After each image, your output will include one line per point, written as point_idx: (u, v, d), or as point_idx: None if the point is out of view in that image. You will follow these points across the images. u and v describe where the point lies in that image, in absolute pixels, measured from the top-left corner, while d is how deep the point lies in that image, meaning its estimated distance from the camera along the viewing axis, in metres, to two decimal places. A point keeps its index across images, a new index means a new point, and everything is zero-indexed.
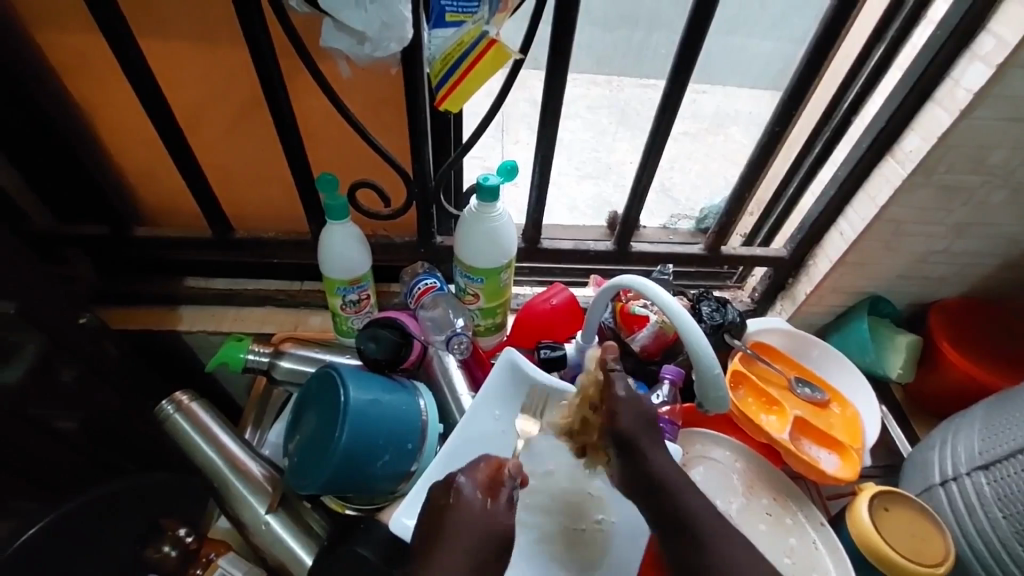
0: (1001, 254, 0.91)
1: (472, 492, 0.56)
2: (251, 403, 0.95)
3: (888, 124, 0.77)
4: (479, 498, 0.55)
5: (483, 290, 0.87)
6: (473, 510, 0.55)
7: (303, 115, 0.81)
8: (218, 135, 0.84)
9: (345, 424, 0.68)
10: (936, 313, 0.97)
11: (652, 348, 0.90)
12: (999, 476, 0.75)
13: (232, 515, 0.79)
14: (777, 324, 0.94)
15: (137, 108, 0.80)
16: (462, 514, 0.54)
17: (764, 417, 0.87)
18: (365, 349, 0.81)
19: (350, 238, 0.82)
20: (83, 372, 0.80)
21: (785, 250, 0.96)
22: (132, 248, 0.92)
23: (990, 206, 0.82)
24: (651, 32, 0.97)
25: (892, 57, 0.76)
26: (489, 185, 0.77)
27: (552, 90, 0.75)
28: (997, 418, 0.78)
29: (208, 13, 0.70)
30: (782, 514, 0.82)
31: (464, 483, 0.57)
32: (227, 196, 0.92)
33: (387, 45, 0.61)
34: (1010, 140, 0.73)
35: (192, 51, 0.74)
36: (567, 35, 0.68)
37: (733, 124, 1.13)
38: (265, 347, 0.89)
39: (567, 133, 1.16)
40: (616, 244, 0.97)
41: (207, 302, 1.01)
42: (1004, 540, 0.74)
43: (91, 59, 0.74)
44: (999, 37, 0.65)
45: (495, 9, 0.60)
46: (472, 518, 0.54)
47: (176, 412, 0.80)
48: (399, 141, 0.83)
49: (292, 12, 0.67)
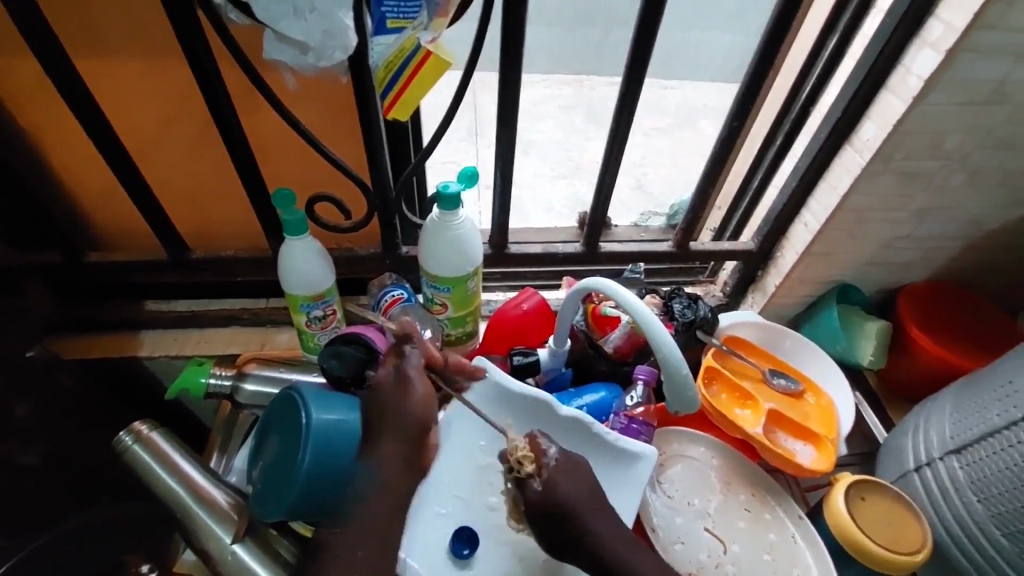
0: (963, 237, 0.92)
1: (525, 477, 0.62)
2: (217, 427, 0.91)
3: (844, 114, 0.77)
4: (391, 371, 0.67)
5: (450, 299, 0.85)
6: (396, 389, 0.66)
7: (255, 130, 0.79)
8: (168, 153, 0.81)
9: (307, 448, 0.66)
10: (904, 298, 0.97)
11: (625, 349, 0.89)
12: (971, 459, 0.76)
13: (197, 547, 0.76)
14: (749, 317, 0.94)
15: (79, 130, 0.77)
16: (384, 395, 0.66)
17: (738, 411, 0.87)
18: (327, 367, 0.78)
19: (310, 253, 0.80)
20: (37, 407, 0.76)
21: (752, 243, 0.96)
22: (87, 275, 0.89)
23: (949, 190, 0.83)
24: (610, 30, 0.96)
25: (844, 48, 0.76)
26: (449, 193, 0.75)
27: (507, 92, 0.73)
28: (965, 401, 0.79)
29: (146, 28, 0.67)
30: (761, 510, 0.82)
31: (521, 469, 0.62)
32: (182, 216, 0.90)
33: (332, 54, 0.59)
34: (963, 125, 0.74)
35: (133, 69, 0.71)
36: (517, 37, 0.67)
37: (703, 117, 1.16)
38: (227, 370, 0.86)
39: (538, 134, 1.16)
40: (584, 247, 0.95)
41: (168, 326, 0.98)
42: (980, 523, 0.75)
43: (23, 79, 0.71)
44: (946, 23, 0.65)
45: (434, 14, 0.59)
46: (394, 391, 0.66)
47: (135, 443, 0.78)
48: (354, 152, 0.81)
49: (232, 25, 0.65)
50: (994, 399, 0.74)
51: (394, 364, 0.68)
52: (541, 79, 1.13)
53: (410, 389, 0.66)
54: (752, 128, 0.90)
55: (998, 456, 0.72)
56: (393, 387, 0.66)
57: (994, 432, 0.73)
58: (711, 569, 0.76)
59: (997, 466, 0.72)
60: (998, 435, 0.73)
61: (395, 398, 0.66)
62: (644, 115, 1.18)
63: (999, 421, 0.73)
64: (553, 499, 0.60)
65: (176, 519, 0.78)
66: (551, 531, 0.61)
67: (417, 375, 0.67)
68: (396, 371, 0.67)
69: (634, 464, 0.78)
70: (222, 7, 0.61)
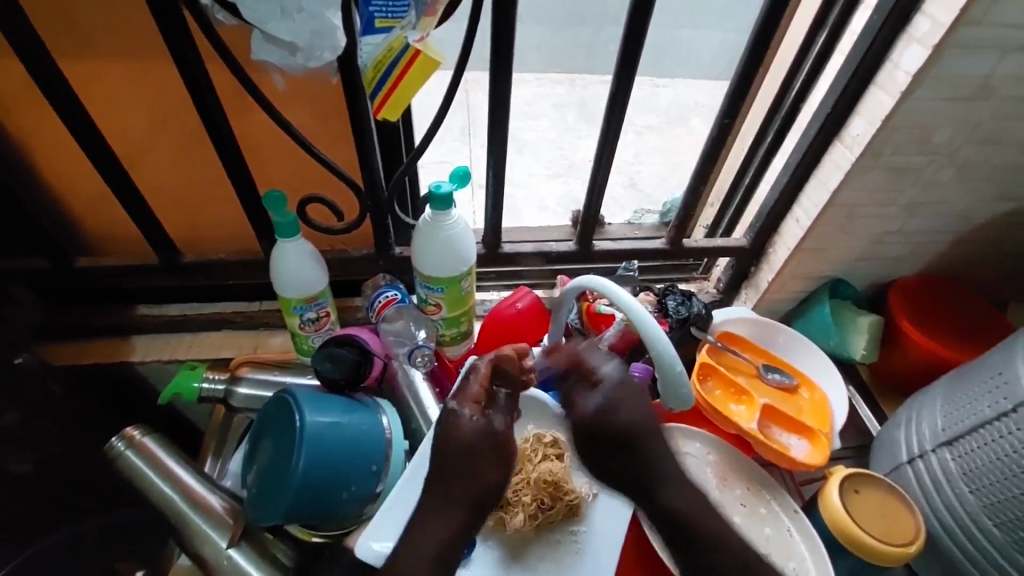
0: (952, 231, 0.93)
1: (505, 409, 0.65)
2: (212, 430, 0.91)
3: (834, 110, 0.77)
4: (478, 422, 0.63)
5: (445, 299, 0.84)
6: (472, 429, 0.63)
7: (245, 132, 0.78)
8: (157, 156, 0.80)
9: (302, 451, 0.66)
10: (895, 292, 0.98)
11: (620, 347, 0.87)
12: (963, 451, 0.76)
13: (192, 552, 0.75)
14: (742, 313, 0.95)
15: (65, 134, 0.76)
16: (461, 435, 0.63)
17: (732, 407, 0.87)
18: (320, 370, 0.78)
19: (304, 255, 0.79)
20: (27, 415, 0.76)
21: (745, 240, 0.96)
22: (77, 280, 0.88)
23: (939, 185, 0.83)
24: (601, 28, 0.97)
25: (833, 44, 0.76)
26: (441, 193, 0.74)
27: (498, 91, 0.73)
28: (956, 393, 0.79)
29: (132, 31, 0.67)
30: (757, 505, 0.83)
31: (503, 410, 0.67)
32: (173, 219, 0.89)
33: (321, 54, 0.59)
34: (951, 120, 0.74)
35: (119, 71, 0.70)
36: (507, 36, 0.67)
37: (694, 116, 1.15)
38: (221, 374, 0.86)
39: (532, 133, 1.15)
40: (578, 245, 0.96)
41: (161, 330, 0.98)
42: (973, 514, 0.75)
43: (10, 84, 0.70)
44: (933, 18, 0.66)
45: (421, 12, 0.58)
46: (479, 437, 0.63)
47: (127, 449, 0.77)
48: (345, 153, 0.81)
49: (219, 25, 0.64)
50: (985, 390, 0.75)
51: (477, 406, 0.64)
52: (534, 78, 1.11)
53: (486, 428, 0.63)
54: (744, 125, 0.90)
55: (989, 448, 0.73)
56: (471, 420, 0.63)
57: (985, 423, 0.74)
58: None
59: (989, 457, 0.73)
60: (989, 426, 0.73)
61: (458, 435, 0.63)
62: (637, 113, 1.18)
63: (990, 412, 0.73)
64: (613, 424, 0.64)
65: (171, 525, 0.77)
66: (599, 455, 0.66)
67: (499, 413, 0.64)
68: (475, 417, 0.64)
69: None
70: (209, 8, 0.60)
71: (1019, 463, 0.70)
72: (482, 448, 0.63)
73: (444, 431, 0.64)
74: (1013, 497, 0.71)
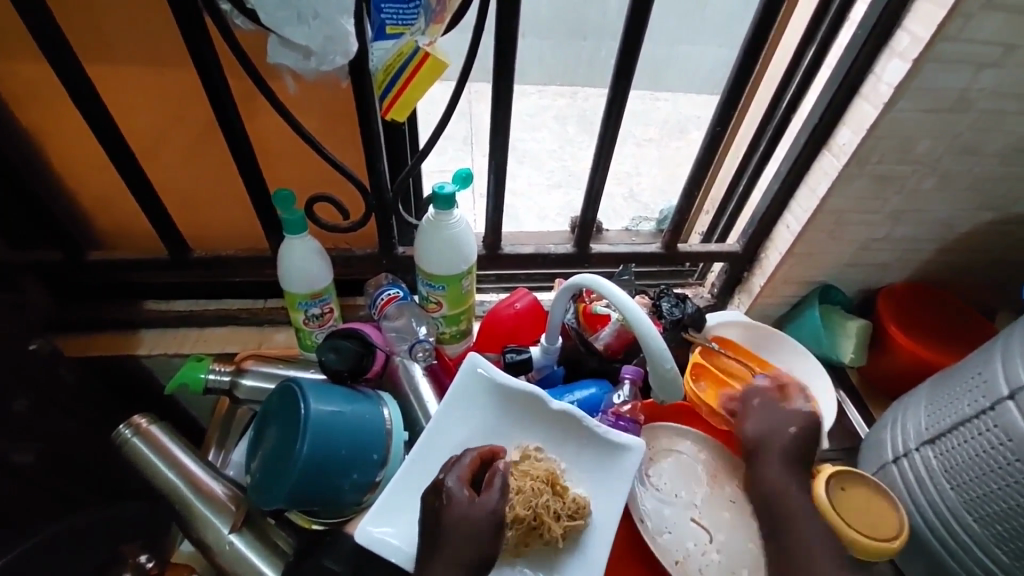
0: (937, 239, 0.96)
1: (455, 491, 0.64)
2: (215, 424, 0.93)
3: (821, 121, 0.81)
4: (463, 499, 0.63)
5: (445, 297, 0.87)
6: (464, 511, 0.62)
7: (258, 133, 0.82)
8: (171, 155, 0.84)
9: (305, 436, 0.68)
10: (884, 298, 1.01)
11: (615, 346, 0.93)
12: (944, 448, 0.79)
13: (196, 538, 0.78)
14: (734, 318, 0.98)
15: (86, 133, 0.79)
16: (450, 520, 0.62)
17: (724, 406, 0.89)
18: (325, 361, 0.81)
19: (309, 252, 0.82)
20: (37, 401, 0.77)
21: (738, 245, 0.99)
22: (86, 273, 0.90)
23: (922, 194, 0.87)
24: (601, 42, 1.02)
25: (821, 58, 0.79)
26: (444, 193, 0.77)
27: (498, 99, 0.76)
28: (939, 394, 0.82)
29: (153, 34, 0.70)
30: (745, 501, 0.84)
31: (453, 486, 0.65)
32: (186, 218, 0.92)
33: (334, 58, 0.63)
34: (931, 131, 0.78)
35: (139, 72, 0.74)
36: (509, 46, 0.70)
37: (692, 129, 1.21)
38: (226, 366, 0.88)
39: (532, 143, 1.19)
40: (576, 248, 0.98)
41: (166, 325, 1.00)
42: (953, 509, 0.78)
43: (37, 84, 0.74)
44: (912, 34, 0.69)
45: (430, 19, 0.62)
46: (462, 518, 0.61)
47: (135, 436, 0.80)
48: (353, 155, 0.84)
49: (237, 29, 0.67)
50: (966, 390, 0.77)
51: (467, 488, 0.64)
52: (536, 91, 1.14)
53: (480, 509, 0.62)
54: (737, 136, 0.93)
55: (968, 445, 0.75)
56: (459, 498, 0.63)
57: (965, 421, 0.76)
58: (696, 558, 0.78)
59: (968, 455, 0.75)
60: (968, 424, 0.76)
61: (449, 514, 0.62)
62: (637, 126, 1.22)
63: (969, 410, 0.76)
64: None
65: (175, 512, 0.79)
66: None
67: (483, 499, 0.63)
68: (470, 498, 0.63)
69: (621, 460, 0.78)
70: (227, 13, 0.64)
71: (995, 459, 0.72)
72: (480, 529, 0.61)
73: (439, 507, 0.63)
74: (991, 491, 0.73)
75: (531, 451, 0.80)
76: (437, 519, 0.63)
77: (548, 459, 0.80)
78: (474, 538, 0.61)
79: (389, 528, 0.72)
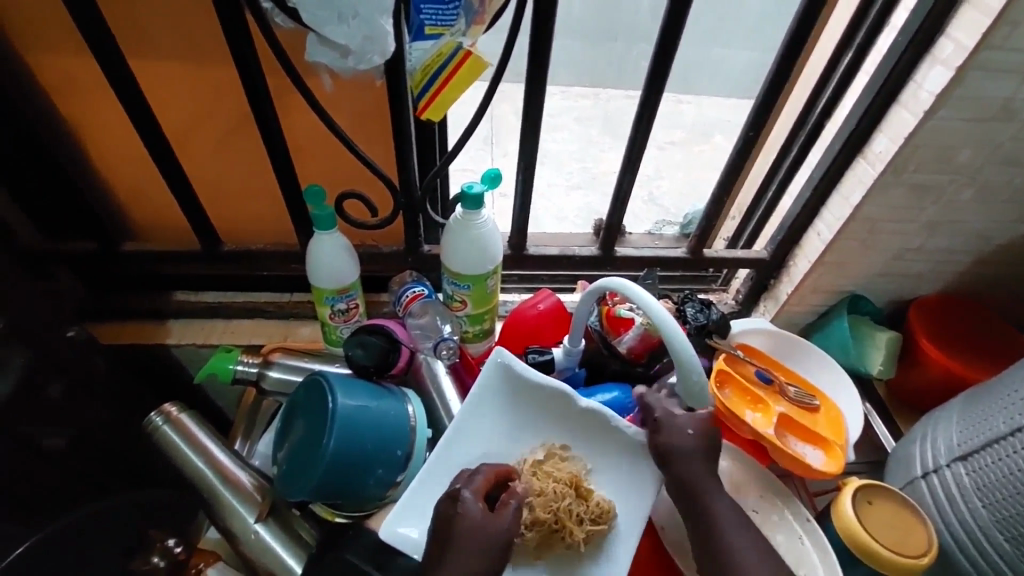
0: (972, 250, 0.93)
1: (472, 504, 0.63)
2: (241, 415, 0.95)
3: (857, 128, 0.79)
4: (478, 514, 0.62)
5: (470, 297, 0.87)
6: (478, 523, 0.61)
7: (292, 130, 0.83)
8: (206, 150, 0.85)
9: (332, 431, 0.69)
10: (915, 310, 0.99)
11: (638, 350, 0.91)
12: (977, 465, 0.77)
13: (222, 526, 0.80)
14: (761, 325, 0.97)
15: (126, 125, 0.81)
16: (466, 531, 0.61)
17: (750, 414, 0.87)
18: (353, 356, 0.83)
19: (338, 249, 0.83)
20: (70, 387, 0.79)
21: (765, 252, 0.98)
22: (120, 263, 0.92)
23: (958, 205, 0.85)
24: (629, 44, 1.01)
25: (859, 63, 0.78)
26: (474, 193, 0.77)
27: (530, 101, 0.76)
28: (972, 411, 0.80)
29: (195, 30, 0.72)
30: (770, 512, 0.83)
31: (468, 499, 0.64)
32: (217, 211, 0.94)
33: (370, 57, 0.63)
34: (972, 141, 0.76)
35: (179, 67, 0.75)
36: (543, 49, 0.70)
37: (717, 133, 1.20)
38: (254, 358, 0.90)
39: (556, 144, 1.20)
40: (601, 250, 0.98)
41: (194, 315, 1.02)
42: (984, 528, 0.76)
43: (81, 77, 0.76)
44: (957, 42, 0.68)
45: (471, 21, 0.63)
46: (477, 531, 0.61)
47: (165, 424, 0.82)
48: (383, 153, 0.85)
49: (277, 28, 0.68)
50: (1001, 407, 0.76)
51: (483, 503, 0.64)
52: (560, 90, 1.20)
53: (495, 525, 0.62)
54: (768, 141, 0.92)
55: (1002, 463, 0.74)
56: (475, 512, 0.62)
57: (1001, 438, 0.74)
58: None
59: (1003, 473, 0.74)
60: (1002, 442, 0.74)
61: (464, 525, 0.61)
62: (662, 129, 1.22)
63: (1004, 428, 0.74)
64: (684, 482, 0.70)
65: (201, 499, 0.81)
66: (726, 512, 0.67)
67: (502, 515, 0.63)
68: (485, 513, 0.62)
69: (643, 467, 0.78)
70: (268, 11, 0.64)
71: None
72: (494, 542, 0.61)
73: (452, 519, 0.62)
74: None
75: (556, 449, 0.80)
76: (450, 530, 0.61)
77: (572, 459, 0.80)
78: (489, 551, 0.60)
79: (412, 525, 0.73)
